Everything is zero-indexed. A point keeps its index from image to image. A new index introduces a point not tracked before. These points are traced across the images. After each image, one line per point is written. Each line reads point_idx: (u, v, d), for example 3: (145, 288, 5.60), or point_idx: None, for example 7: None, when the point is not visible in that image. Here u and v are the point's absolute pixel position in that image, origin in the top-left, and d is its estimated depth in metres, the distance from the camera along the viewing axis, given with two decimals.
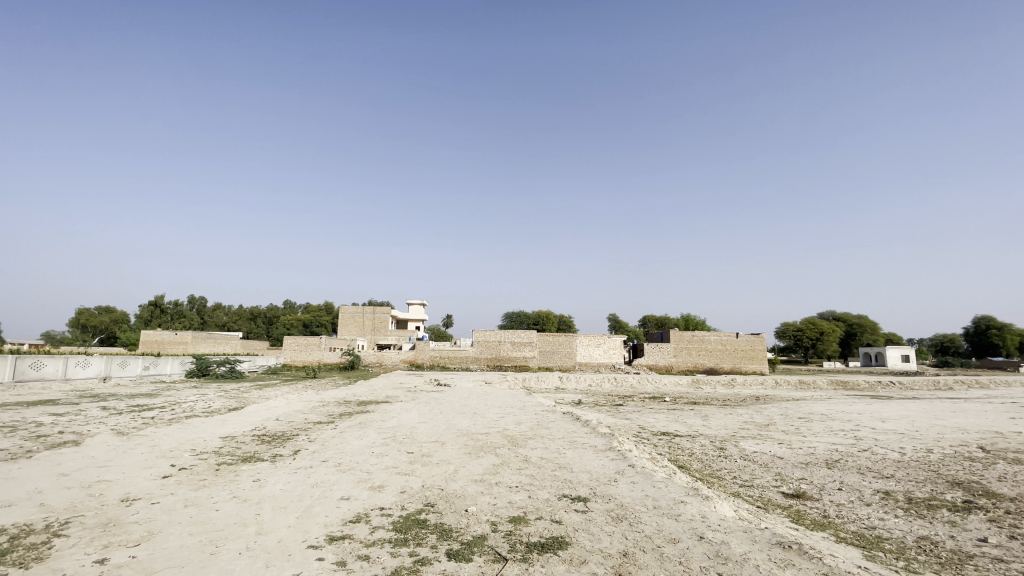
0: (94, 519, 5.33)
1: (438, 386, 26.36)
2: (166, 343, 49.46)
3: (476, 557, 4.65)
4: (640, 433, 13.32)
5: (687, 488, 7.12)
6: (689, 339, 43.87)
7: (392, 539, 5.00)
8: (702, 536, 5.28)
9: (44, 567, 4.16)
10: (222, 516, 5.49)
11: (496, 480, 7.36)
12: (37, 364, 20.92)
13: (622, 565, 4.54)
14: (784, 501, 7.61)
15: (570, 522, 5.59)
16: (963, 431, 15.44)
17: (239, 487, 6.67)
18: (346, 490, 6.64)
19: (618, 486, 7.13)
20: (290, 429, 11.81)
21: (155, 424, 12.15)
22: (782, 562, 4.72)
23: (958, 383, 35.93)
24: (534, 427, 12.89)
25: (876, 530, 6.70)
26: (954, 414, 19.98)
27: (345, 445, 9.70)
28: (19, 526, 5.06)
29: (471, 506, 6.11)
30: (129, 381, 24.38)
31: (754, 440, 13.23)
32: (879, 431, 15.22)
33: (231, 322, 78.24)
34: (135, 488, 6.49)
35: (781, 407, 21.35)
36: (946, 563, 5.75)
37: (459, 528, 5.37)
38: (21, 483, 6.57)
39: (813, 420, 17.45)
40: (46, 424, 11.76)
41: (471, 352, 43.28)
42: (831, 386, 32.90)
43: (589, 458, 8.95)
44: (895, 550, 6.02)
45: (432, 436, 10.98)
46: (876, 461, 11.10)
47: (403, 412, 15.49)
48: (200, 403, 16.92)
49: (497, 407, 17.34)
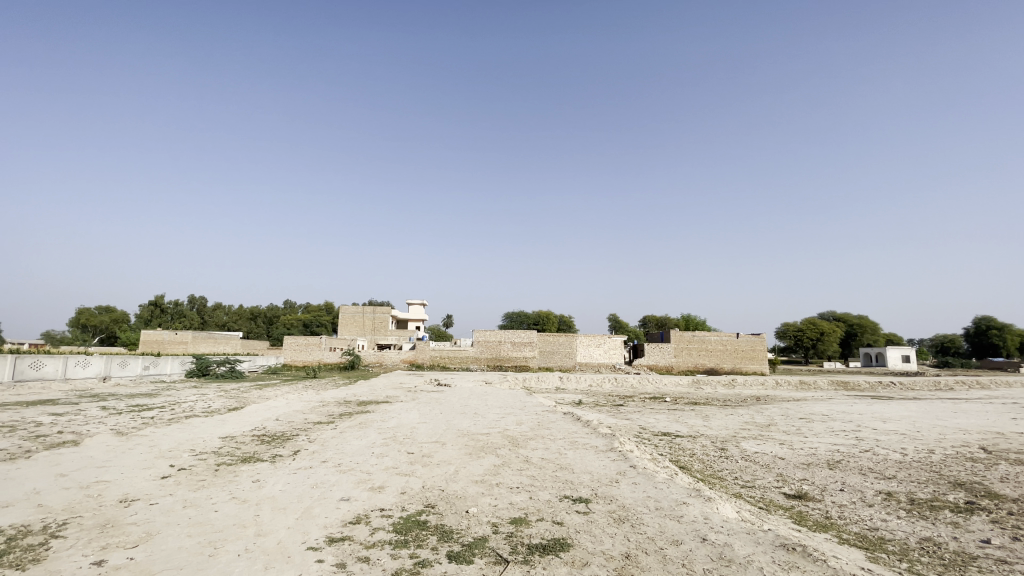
0: (92, 520, 5.29)
1: (438, 386, 26.34)
2: (166, 343, 49.44)
3: (476, 558, 4.60)
4: (641, 433, 13.28)
5: (688, 489, 7.08)
6: (690, 340, 43.81)
7: (392, 540, 4.96)
8: (705, 538, 5.23)
9: (41, 569, 4.12)
10: (221, 517, 5.46)
11: (496, 481, 7.32)
12: (36, 364, 20.86)
13: (625, 567, 4.49)
14: (786, 502, 7.57)
15: (572, 524, 5.55)
16: (965, 432, 15.39)
17: (239, 487, 6.63)
18: (346, 491, 6.60)
19: (619, 487, 7.08)
20: (290, 429, 11.78)
21: (155, 424, 12.11)
22: (787, 564, 4.67)
23: (958, 383, 35.89)
24: (534, 427, 12.84)
25: (878, 531, 6.66)
26: (955, 414, 19.96)
27: (345, 445, 9.67)
28: (17, 527, 5.02)
29: (472, 507, 6.06)
30: (129, 381, 24.34)
31: (755, 440, 13.20)
32: (880, 431, 15.18)
33: (231, 322, 78.19)
34: (133, 489, 6.45)
35: (782, 407, 21.31)
36: (950, 565, 5.71)
37: (459, 529, 5.33)
38: (19, 483, 6.53)
39: (814, 420, 17.41)
40: (45, 424, 11.72)
41: (471, 352, 43.23)
42: (831, 386, 32.89)
43: (590, 458, 8.90)
44: (899, 552, 5.97)
45: (432, 437, 10.94)
46: (878, 462, 11.06)
47: (403, 412, 15.47)
48: (200, 403, 16.88)
49: (498, 407, 17.31)
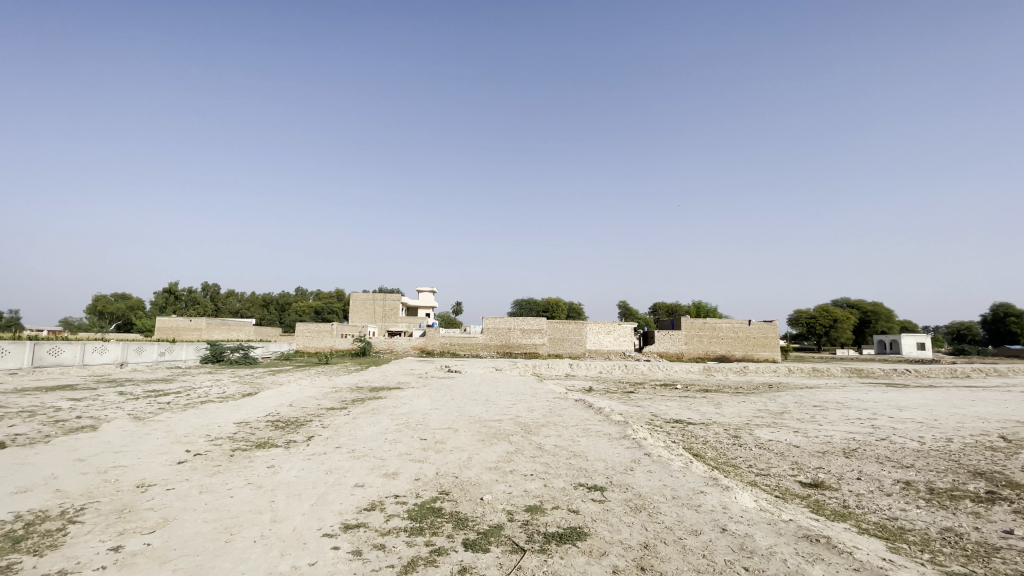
0: (110, 505, 5.32)
1: (450, 372, 26.57)
2: (181, 330, 50.23)
3: (493, 547, 4.55)
4: (653, 421, 13.12)
5: (705, 478, 6.94)
6: (701, 327, 43.51)
7: (407, 527, 4.93)
8: (724, 528, 5.14)
9: (59, 555, 4.13)
10: (237, 503, 5.46)
11: (510, 468, 7.27)
12: (54, 350, 21.09)
13: (644, 557, 4.42)
14: (803, 491, 7.48)
15: (588, 512, 5.49)
16: (982, 420, 15.15)
17: (253, 473, 6.67)
18: (360, 477, 6.59)
19: (635, 475, 7.01)
20: (303, 415, 11.79)
21: (170, 410, 12.18)
22: (812, 557, 4.56)
23: (974, 371, 35.23)
24: (546, 414, 12.69)
25: (898, 521, 6.53)
26: (972, 402, 19.64)
27: (358, 432, 9.64)
28: (35, 512, 5.06)
29: (487, 494, 6.03)
30: (144, 366, 24.60)
31: (769, 428, 13.04)
32: (895, 419, 14.94)
33: (244, 309, 79.52)
34: (150, 474, 6.49)
35: (796, 395, 21.06)
36: (973, 556, 5.55)
37: (475, 517, 5.30)
38: (36, 468, 6.58)
39: (829, 408, 17.20)
40: (63, 409, 11.85)
41: (481, 340, 43.25)
42: (846, 374, 32.54)
43: (603, 446, 8.84)
44: (921, 543, 5.83)
45: (445, 423, 10.92)
46: (895, 450, 10.86)
47: (416, 398, 15.48)
48: (214, 389, 16.98)
49: (509, 394, 17.26)
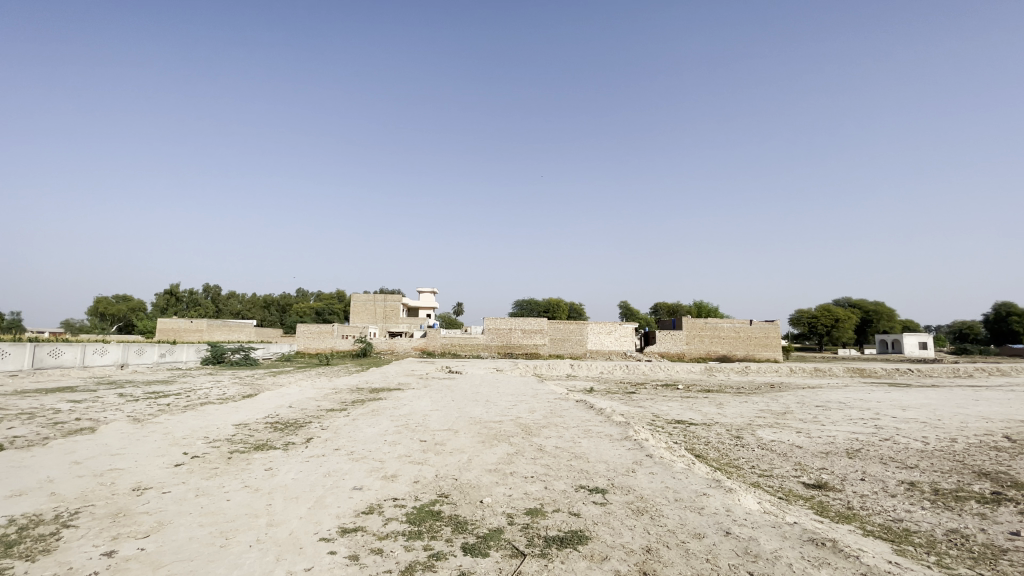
0: (104, 509, 5.26)
1: (451, 373, 26.54)
2: (182, 331, 50.35)
3: (492, 551, 4.47)
4: (655, 422, 13.03)
5: (709, 480, 6.86)
6: (702, 327, 43.43)
7: (406, 532, 4.85)
8: (728, 531, 5.06)
9: (51, 560, 4.06)
10: (233, 506, 5.39)
11: (510, 470, 7.20)
12: (55, 351, 21.10)
13: (646, 561, 4.34)
14: (806, 492, 7.38)
15: (590, 515, 5.41)
16: (985, 420, 15.04)
17: (251, 475, 6.60)
18: (359, 479, 6.53)
19: (637, 477, 6.92)
20: (303, 417, 11.72)
21: (170, 412, 12.13)
22: (817, 561, 4.47)
23: (977, 370, 35.06)
24: (548, 415, 12.61)
25: (904, 522, 6.44)
26: (975, 401, 19.56)
27: (358, 433, 9.57)
28: (28, 516, 4.99)
29: (486, 497, 5.95)
30: (146, 368, 24.60)
31: (772, 429, 12.94)
32: (899, 419, 14.84)
33: (245, 310, 79.66)
34: (147, 477, 6.43)
35: (797, 395, 20.97)
36: (980, 558, 5.45)
37: (474, 520, 5.21)
38: (32, 472, 6.52)
39: (831, 408, 17.11)
40: (62, 411, 11.82)
41: (481, 341, 43.17)
42: (848, 373, 32.39)
43: (604, 447, 8.76)
44: (926, 544, 5.75)
45: (444, 424, 10.86)
46: (898, 450, 10.77)
47: (416, 399, 15.42)
48: (215, 390, 16.95)
49: (509, 394, 17.22)
